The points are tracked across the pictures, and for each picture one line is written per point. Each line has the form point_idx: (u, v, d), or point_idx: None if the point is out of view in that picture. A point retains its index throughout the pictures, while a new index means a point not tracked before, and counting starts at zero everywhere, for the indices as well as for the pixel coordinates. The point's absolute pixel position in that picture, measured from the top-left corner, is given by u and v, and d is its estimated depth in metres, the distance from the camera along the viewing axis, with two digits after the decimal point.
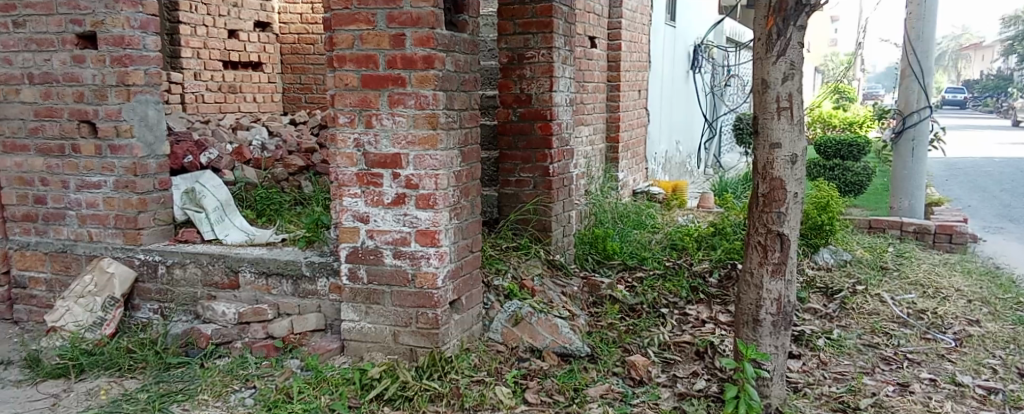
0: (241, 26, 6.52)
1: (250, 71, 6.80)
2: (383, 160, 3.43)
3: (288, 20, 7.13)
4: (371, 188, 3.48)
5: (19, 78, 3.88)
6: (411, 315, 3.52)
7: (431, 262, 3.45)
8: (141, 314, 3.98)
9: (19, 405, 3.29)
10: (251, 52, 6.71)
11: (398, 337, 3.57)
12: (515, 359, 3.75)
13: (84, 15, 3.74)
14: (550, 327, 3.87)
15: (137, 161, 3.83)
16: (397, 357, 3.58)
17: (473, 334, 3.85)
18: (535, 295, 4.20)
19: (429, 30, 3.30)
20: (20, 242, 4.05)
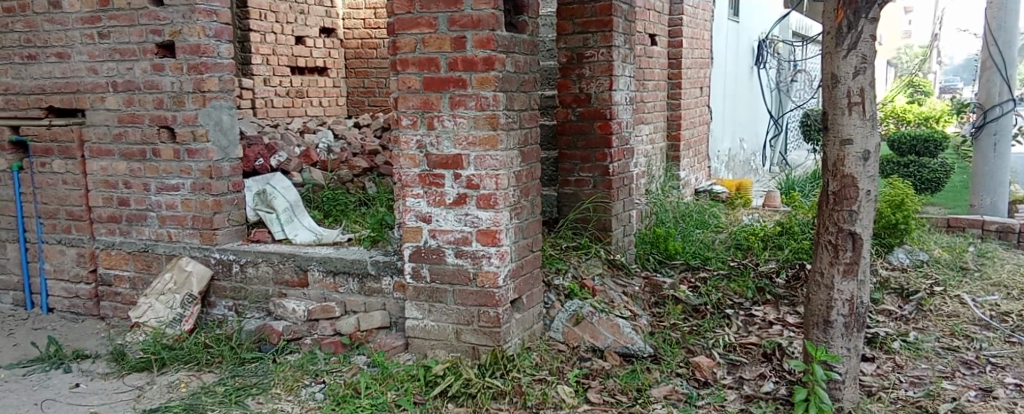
0: (307, 32, 6.70)
1: (316, 76, 6.98)
2: (444, 160, 3.49)
3: (351, 25, 7.29)
4: (433, 188, 3.54)
5: (104, 87, 4.08)
6: (473, 313, 3.57)
7: (492, 262, 3.50)
8: (217, 311, 4.15)
9: (107, 396, 3.48)
10: (316, 57, 6.90)
11: (461, 335, 3.62)
12: (577, 359, 3.76)
13: (163, 25, 3.91)
14: (611, 327, 3.88)
15: (212, 164, 4.00)
16: (460, 355, 3.63)
17: (534, 333, 3.88)
18: (596, 295, 4.21)
19: (489, 32, 3.34)
20: (106, 242, 4.26)
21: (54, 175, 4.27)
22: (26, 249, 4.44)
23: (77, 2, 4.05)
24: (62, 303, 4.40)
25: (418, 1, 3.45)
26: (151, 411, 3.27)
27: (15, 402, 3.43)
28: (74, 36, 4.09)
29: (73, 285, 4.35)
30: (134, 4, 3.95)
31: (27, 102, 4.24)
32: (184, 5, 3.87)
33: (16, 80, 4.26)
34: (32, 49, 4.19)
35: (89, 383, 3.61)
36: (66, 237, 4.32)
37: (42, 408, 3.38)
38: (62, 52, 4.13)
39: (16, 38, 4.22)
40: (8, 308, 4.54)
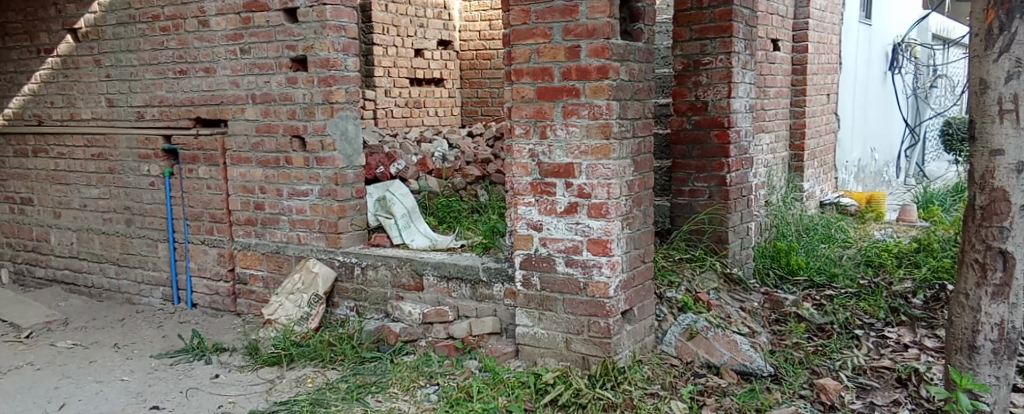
0: (425, 45, 6.95)
1: (433, 87, 7.20)
2: (556, 169, 3.54)
3: (467, 37, 7.47)
4: (545, 196, 3.60)
5: (244, 99, 4.38)
6: (584, 323, 3.59)
7: (603, 271, 3.51)
8: (340, 311, 4.36)
9: (242, 387, 3.73)
10: (433, 69, 7.11)
11: (571, 345, 3.65)
12: (691, 374, 3.69)
13: (297, 41, 4.17)
14: (728, 344, 3.83)
15: (338, 171, 4.21)
16: (570, 364, 3.66)
17: (646, 346, 3.86)
18: (711, 310, 4.15)
19: (604, 41, 3.36)
20: (242, 243, 4.56)
21: (200, 181, 4.62)
22: (174, 249, 4.80)
23: (222, 20, 4.37)
24: (204, 300, 4.75)
25: (534, 13, 3.52)
26: (281, 403, 3.49)
27: (163, 390, 3.74)
28: (220, 52, 4.41)
29: (213, 283, 4.69)
30: (272, 21, 4.22)
31: (177, 113, 4.61)
32: (316, 21, 4.10)
33: (168, 93, 4.63)
34: (183, 65, 4.55)
35: (226, 374, 3.89)
36: (208, 238, 4.66)
37: (186, 395, 3.67)
38: (209, 67, 4.46)
39: (169, 54, 4.59)
40: (158, 302, 4.94)
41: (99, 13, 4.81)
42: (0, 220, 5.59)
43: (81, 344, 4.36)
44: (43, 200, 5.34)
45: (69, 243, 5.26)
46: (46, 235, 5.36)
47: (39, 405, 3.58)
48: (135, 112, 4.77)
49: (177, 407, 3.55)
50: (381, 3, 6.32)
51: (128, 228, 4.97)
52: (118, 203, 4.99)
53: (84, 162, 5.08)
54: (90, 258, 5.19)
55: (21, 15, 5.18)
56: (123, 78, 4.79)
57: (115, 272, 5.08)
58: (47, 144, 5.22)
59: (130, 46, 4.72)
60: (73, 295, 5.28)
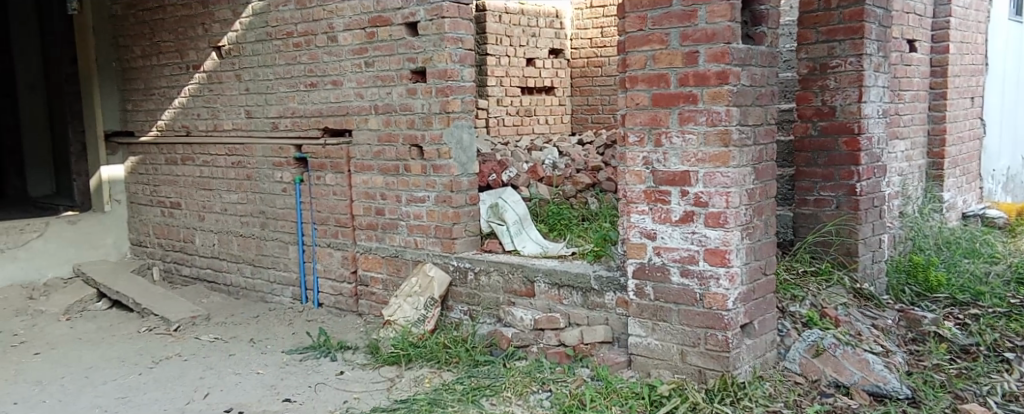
0: (538, 54, 6.99)
1: (544, 96, 7.22)
2: (671, 177, 3.51)
3: (578, 45, 7.42)
4: (658, 205, 3.58)
5: (368, 110, 4.61)
6: (699, 335, 3.53)
7: (720, 283, 3.44)
8: (454, 314, 4.51)
9: (365, 384, 3.93)
10: (545, 77, 7.14)
11: (686, 357, 3.59)
12: (818, 393, 3.55)
13: (417, 53, 4.34)
14: (858, 363, 3.67)
15: (453, 179, 4.34)
16: (685, 377, 3.61)
17: (767, 362, 3.74)
18: (838, 327, 3.98)
19: (724, 46, 3.32)
20: (364, 247, 4.79)
21: (326, 188, 4.89)
22: (303, 251, 5.10)
23: (349, 35, 4.61)
24: (329, 299, 5.01)
25: (650, 19, 3.52)
26: (402, 401, 3.64)
27: (294, 384, 3.99)
28: (346, 66, 4.66)
29: (338, 284, 4.94)
30: (395, 35, 4.42)
31: (307, 123, 4.90)
32: (435, 34, 4.26)
33: (300, 105, 4.92)
34: (313, 78, 4.83)
35: (351, 371, 4.11)
36: (333, 241, 4.92)
37: (314, 389, 3.89)
38: (336, 80, 4.72)
39: (301, 68, 4.88)
40: (287, 301, 5.25)
41: (240, 31, 5.18)
42: (151, 222, 6.12)
43: (222, 338, 4.70)
44: (189, 204, 5.80)
45: (211, 245, 5.69)
46: (191, 236, 5.83)
47: (186, 393, 3.89)
48: (270, 123, 5.11)
49: (307, 401, 3.77)
50: (495, 14, 6.44)
51: (262, 230, 5.33)
52: (255, 208, 5.35)
53: (224, 170, 5.48)
54: (228, 258, 5.59)
55: (173, 34, 5.62)
56: (259, 91, 5.13)
57: (251, 271, 5.45)
58: (193, 153, 5.67)
59: (266, 61, 5.06)
60: (213, 292, 5.71)
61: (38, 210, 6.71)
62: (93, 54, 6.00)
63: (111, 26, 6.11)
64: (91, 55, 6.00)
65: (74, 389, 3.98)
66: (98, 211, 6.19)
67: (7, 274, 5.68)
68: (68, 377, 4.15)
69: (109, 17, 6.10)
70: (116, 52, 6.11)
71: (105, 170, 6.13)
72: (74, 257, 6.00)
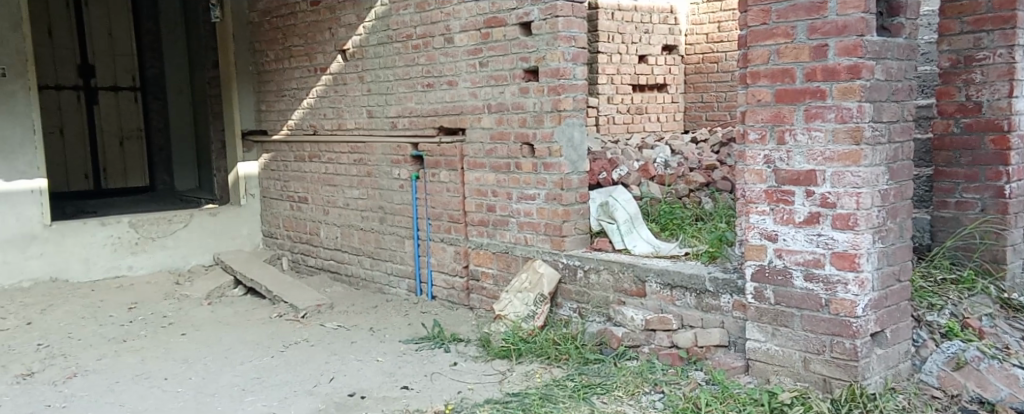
0: (651, 50, 6.13)
1: (656, 93, 6.33)
2: (795, 176, 3.39)
3: (693, 41, 6.66)
4: (781, 205, 3.46)
5: (481, 109, 4.72)
6: (824, 342, 3.40)
7: (849, 289, 3.30)
8: (563, 311, 4.56)
9: (478, 376, 4.05)
10: (658, 75, 6.23)
11: (809, 365, 3.47)
12: (957, 409, 3.31)
13: (531, 53, 4.41)
14: (1006, 379, 3.42)
15: (563, 177, 4.38)
16: (807, 385, 3.48)
17: (901, 374, 3.58)
18: (983, 339, 3.74)
19: (857, 38, 3.16)
20: (476, 243, 4.91)
21: (440, 184, 5.05)
22: (418, 245, 5.28)
23: (465, 37, 4.74)
24: (442, 293, 5.18)
25: (775, 12, 3.40)
26: (514, 395, 3.73)
27: (411, 372, 4.16)
28: (461, 66, 4.79)
29: (450, 278, 5.09)
30: (509, 35, 4.50)
31: (424, 122, 5.07)
32: (549, 33, 4.31)
33: (418, 104, 5.10)
34: (430, 79, 4.99)
35: (463, 363, 4.24)
36: (446, 236, 5.08)
37: (430, 379, 4.05)
38: (452, 80, 4.86)
39: (419, 70, 5.06)
40: (403, 293, 5.46)
41: (364, 35, 5.42)
42: (281, 216, 6.53)
43: (344, 326, 4.96)
44: (315, 199, 6.14)
45: (335, 237, 6.00)
46: (316, 230, 6.17)
47: (314, 377, 4.14)
48: (390, 122, 5.32)
49: (423, 389, 3.92)
50: (607, 10, 5.71)
51: (381, 225, 5.56)
52: (374, 203, 5.59)
53: (347, 167, 5.77)
54: (350, 251, 5.88)
55: (303, 39, 5.94)
56: (381, 91, 5.36)
57: (370, 263, 5.71)
58: (320, 151, 6.00)
59: (388, 63, 5.27)
60: (337, 283, 6.01)
61: (184, 203, 7.29)
62: (233, 59, 6.46)
63: (249, 31, 6.52)
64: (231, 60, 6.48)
65: (215, 369, 4.32)
66: (235, 204, 6.66)
67: (157, 261, 6.21)
68: (210, 357, 4.50)
69: (247, 23, 6.51)
70: (253, 56, 6.52)
71: (241, 166, 6.58)
72: (214, 247, 6.49)
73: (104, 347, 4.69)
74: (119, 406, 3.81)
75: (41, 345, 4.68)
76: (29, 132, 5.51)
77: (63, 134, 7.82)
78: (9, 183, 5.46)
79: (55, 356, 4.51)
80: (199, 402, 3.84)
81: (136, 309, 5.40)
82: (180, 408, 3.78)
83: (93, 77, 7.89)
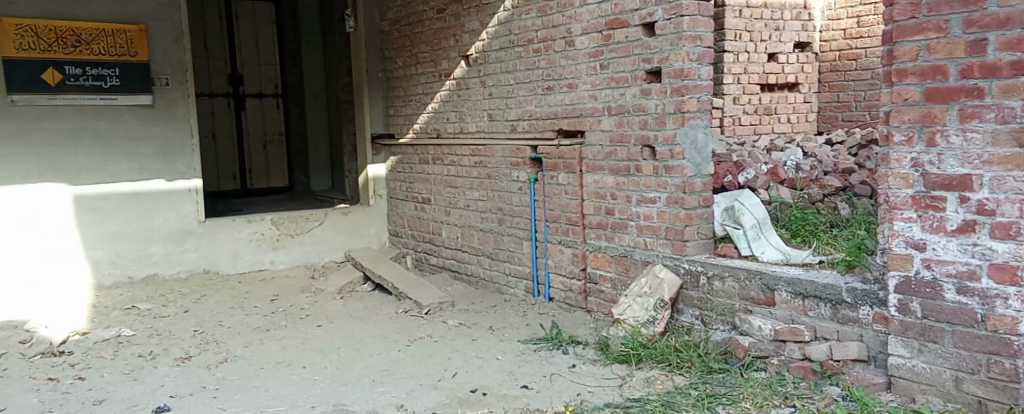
0: (781, 48, 5.81)
1: (786, 92, 6.02)
2: (947, 181, 3.16)
3: (829, 37, 6.13)
4: (930, 212, 3.23)
5: (601, 111, 4.70)
6: (980, 361, 3.16)
7: (1009, 304, 3.05)
8: (685, 318, 4.45)
9: (598, 380, 4.04)
10: (788, 73, 5.92)
11: (960, 385, 3.23)
12: None
13: (653, 54, 4.36)
14: None
15: (686, 180, 4.31)
16: (960, 406, 3.25)
17: None
18: None
19: (1022, 31, 2.91)
20: (594, 246, 4.90)
21: (559, 187, 5.08)
22: (536, 247, 5.33)
23: (586, 39, 4.74)
24: (560, 295, 5.19)
25: (925, 5, 3.16)
26: (635, 400, 3.70)
27: (530, 372, 4.21)
28: (582, 69, 4.78)
29: (568, 280, 5.10)
30: (631, 36, 4.46)
31: (544, 126, 5.11)
32: (673, 33, 4.23)
33: (537, 108, 5.14)
34: (550, 82, 5.03)
35: (582, 365, 4.24)
36: (564, 239, 5.09)
37: (550, 379, 4.09)
38: (572, 83, 4.87)
39: (540, 73, 5.10)
40: (521, 293, 5.53)
41: (487, 40, 5.53)
42: (407, 215, 6.77)
43: (465, 324, 5.09)
44: (438, 199, 6.33)
45: (456, 238, 6.16)
46: (438, 229, 6.36)
47: (438, 371, 4.28)
48: (510, 125, 5.40)
49: (543, 389, 3.96)
50: (734, 7, 5.44)
51: (500, 226, 5.65)
52: (493, 205, 5.70)
53: (468, 169, 5.90)
54: (470, 251, 6.01)
55: (430, 46, 6.14)
56: (502, 95, 5.44)
57: (489, 264, 5.81)
58: (443, 153, 6.17)
59: (509, 67, 5.35)
60: (458, 282, 6.16)
61: (318, 202, 7.74)
62: (365, 66, 6.76)
63: (379, 39, 6.82)
64: (364, 67, 6.78)
65: (348, 359, 4.55)
66: (365, 204, 7.00)
67: (295, 256, 6.61)
68: (343, 348, 4.75)
69: (377, 31, 6.80)
70: (383, 63, 6.81)
71: (371, 168, 6.92)
72: (345, 244, 6.84)
73: (249, 335, 5.06)
74: (264, 390, 4.10)
75: (197, 331, 5.10)
76: (187, 136, 6.03)
77: (215, 138, 8.47)
78: (171, 182, 5.99)
79: (208, 342, 4.91)
80: (335, 390, 4.07)
81: (278, 301, 5.78)
82: (317, 395, 4.01)
83: (242, 85, 8.53)
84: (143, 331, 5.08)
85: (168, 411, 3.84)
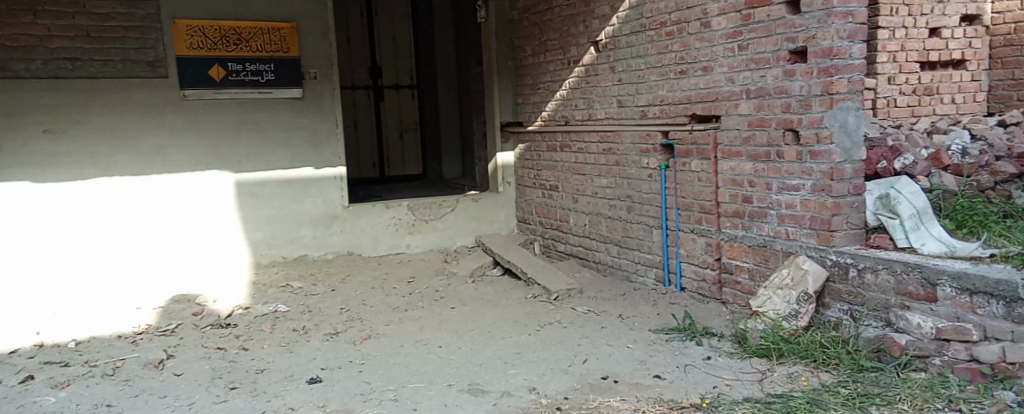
0: (945, 22, 5.22)
1: (950, 70, 5.35)
2: None
3: (1003, 8, 5.35)
4: None
5: (739, 94, 4.51)
6: None
7: None
8: (832, 313, 4.18)
9: (735, 373, 3.91)
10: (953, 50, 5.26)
11: None
12: None
13: (798, 32, 4.13)
14: None
15: (834, 166, 4.06)
16: None
17: None
18: None
19: None
20: (730, 235, 4.72)
21: (692, 174, 4.94)
22: (667, 235, 5.21)
23: (723, 20, 4.55)
24: (691, 284, 5.06)
25: None
26: (777, 396, 3.55)
27: (662, 362, 4.14)
28: (718, 51, 4.60)
29: (701, 269, 4.96)
30: (773, 15, 4.24)
31: (676, 111, 4.97)
32: (821, 10, 4.01)
33: (670, 93, 5.01)
34: (684, 65, 4.87)
35: (718, 358, 4.12)
36: (697, 227, 4.95)
37: (684, 370, 4.00)
38: (707, 65, 4.69)
39: (673, 57, 4.95)
40: (651, 283, 5.43)
41: (617, 25, 5.43)
42: (535, 203, 6.80)
43: (594, 311, 5.08)
44: (566, 186, 6.32)
45: (584, 225, 6.13)
46: (566, 217, 6.36)
47: (568, 357, 4.30)
48: (640, 111, 5.29)
49: (676, 380, 3.89)
50: None
51: (629, 214, 5.56)
52: (622, 192, 5.62)
53: (597, 156, 5.85)
54: (599, 238, 5.96)
55: (559, 33, 6.13)
56: (633, 80, 5.34)
57: (618, 251, 5.74)
58: (571, 140, 6.16)
59: (640, 52, 5.24)
60: (587, 269, 6.13)
61: (450, 189, 7.94)
62: (495, 56, 6.84)
63: (509, 29, 6.88)
64: (494, 57, 6.85)
65: (480, 341, 4.67)
66: (494, 191, 7.12)
67: (430, 241, 6.85)
68: (475, 330, 4.88)
69: (508, 21, 6.87)
70: (513, 53, 6.87)
71: (500, 155, 7.00)
72: (476, 230, 7.00)
73: (390, 314, 5.31)
74: (404, 366, 4.30)
75: (343, 309, 5.42)
76: (334, 126, 6.40)
77: (357, 128, 8.90)
78: (319, 170, 6.39)
79: (353, 319, 5.20)
80: (469, 369, 4.20)
81: (415, 282, 6.03)
82: (453, 373, 4.15)
83: (381, 77, 8.92)
84: (296, 308, 5.46)
85: (320, 382, 4.12)
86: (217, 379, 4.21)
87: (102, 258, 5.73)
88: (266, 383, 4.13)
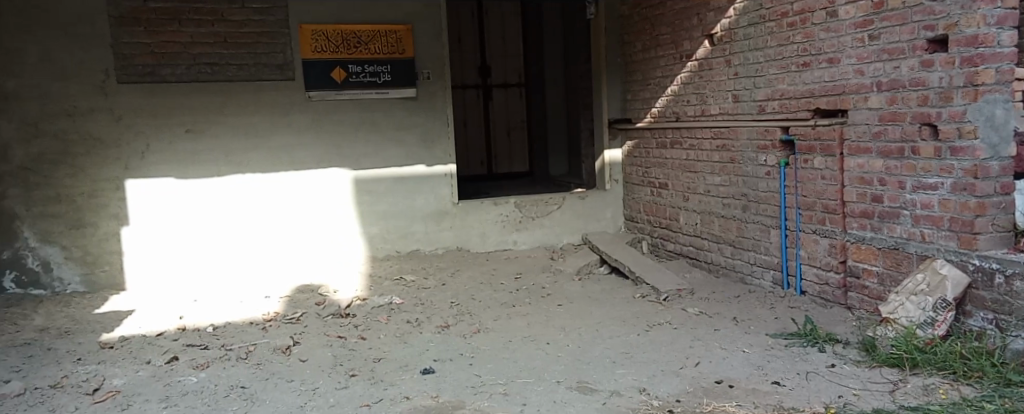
0: None
1: None
2: None
3: None
4: None
5: (869, 87, 4.24)
6: None
7: None
8: (974, 322, 3.86)
9: (863, 382, 3.67)
10: None
11: None
12: None
13: (937, 20, 3.83)
14: None
15: (978, 163, 3.74)
16: None
17: None
18: None
19: None
20: (858, 237, 4.44)
21: (816, 171, 4.69)
22: (786, 236, 4.97)
23: (852, 9, 4.29)
24: (813, 288, 4.82)
25: None
26: (912, 408, 3.30)
27: (782, 368, 3.95)
28: (846, 41, 4.34)
29: (824, 272, 4.71)
30: (909, 1, 3.96)
31: (798, 105, 4.73)
32: None
33: (791, 86, 4.77)
34: (808, 57, 4.63)
35: (844, 366, 3.89)
36: (820, 228, 4.70)
37: (805, 377, 3.80)
38: (833, 57, 4.44)
39: (794, 48, 4.72)
40: (768, 285, 5.20)
41: (734, 17, 5.22)
42: (642, 200, 6.69)
43: (706, 313, 4.92)
44: (677, 185, 6.16)
45: (695, 224, 5.96)
46: (676, 215, 6.19)
47: (678, 359, 4.19)
48: (758, 106, 5.08)
49: (796, 387, 3.70)
50: None
51: (745, 213, 5.35)
52: (737, 190, 5.41)
53: (710, 153, 5.66)
54: (710, 238, 5.77)
55: (671, 27, 5.98)
56: (750, 74, 5.12)
57: (731, 252, 5.54)
58: (683, 137, 5.99)
59: (758, 44, 5.02)
60: (697, 269, 5.95)
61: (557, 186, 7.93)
62: (603, 53, 6.76)
63: (619, 26, 6.77)
64: (602, 54, 6.78)
65: (587, 339, 4.63)
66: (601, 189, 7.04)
67: (537, 238, 6.87)
68: (583, 329, 4.84)
69: (618, 17, 6.76)
70: (622, 49, 6.77)
71: (613, 151, 6.93)
72: (583, 228, 6.95)
73: (498, 309, 5.36)
74: (514, 361, 4.34)
75: (455, 303, 5.53)
76: (446, 125, 6.55)
77: (466, 126, 9.08)
78: (431, 168, 6.56)
79: (463, 313, 5.29)
80: (578, 367, 4.17)
81: (522, 279, 6.07)
82: (561, 371, 4.14)
83: (490, 76, 9.04)
84: (410, 300, 5.62)
85: (433, 373, 4.22)
86: (339, 366, 4.40)
87: (230, 250, 6.12)
88: (383, 372, 4.28)
